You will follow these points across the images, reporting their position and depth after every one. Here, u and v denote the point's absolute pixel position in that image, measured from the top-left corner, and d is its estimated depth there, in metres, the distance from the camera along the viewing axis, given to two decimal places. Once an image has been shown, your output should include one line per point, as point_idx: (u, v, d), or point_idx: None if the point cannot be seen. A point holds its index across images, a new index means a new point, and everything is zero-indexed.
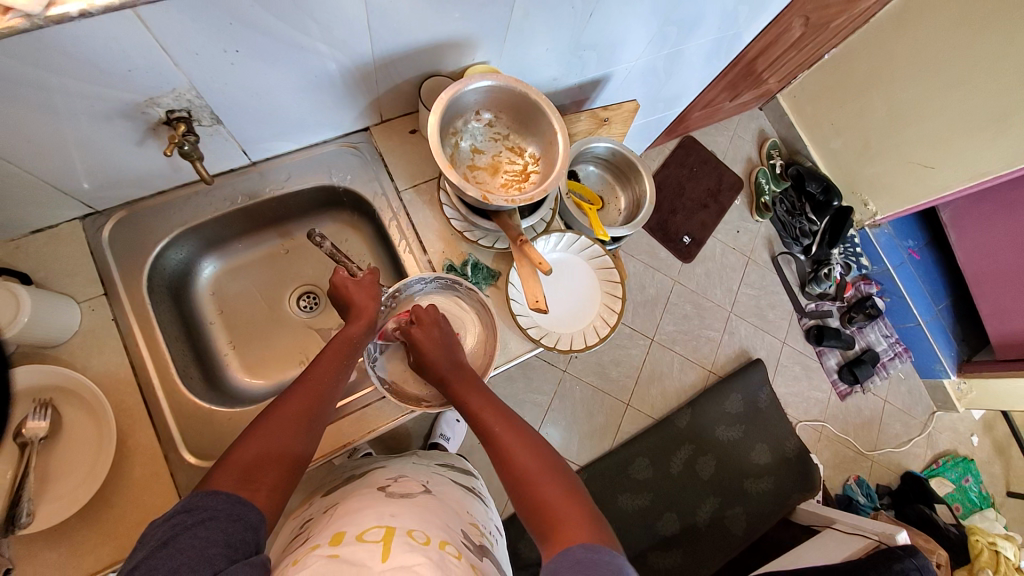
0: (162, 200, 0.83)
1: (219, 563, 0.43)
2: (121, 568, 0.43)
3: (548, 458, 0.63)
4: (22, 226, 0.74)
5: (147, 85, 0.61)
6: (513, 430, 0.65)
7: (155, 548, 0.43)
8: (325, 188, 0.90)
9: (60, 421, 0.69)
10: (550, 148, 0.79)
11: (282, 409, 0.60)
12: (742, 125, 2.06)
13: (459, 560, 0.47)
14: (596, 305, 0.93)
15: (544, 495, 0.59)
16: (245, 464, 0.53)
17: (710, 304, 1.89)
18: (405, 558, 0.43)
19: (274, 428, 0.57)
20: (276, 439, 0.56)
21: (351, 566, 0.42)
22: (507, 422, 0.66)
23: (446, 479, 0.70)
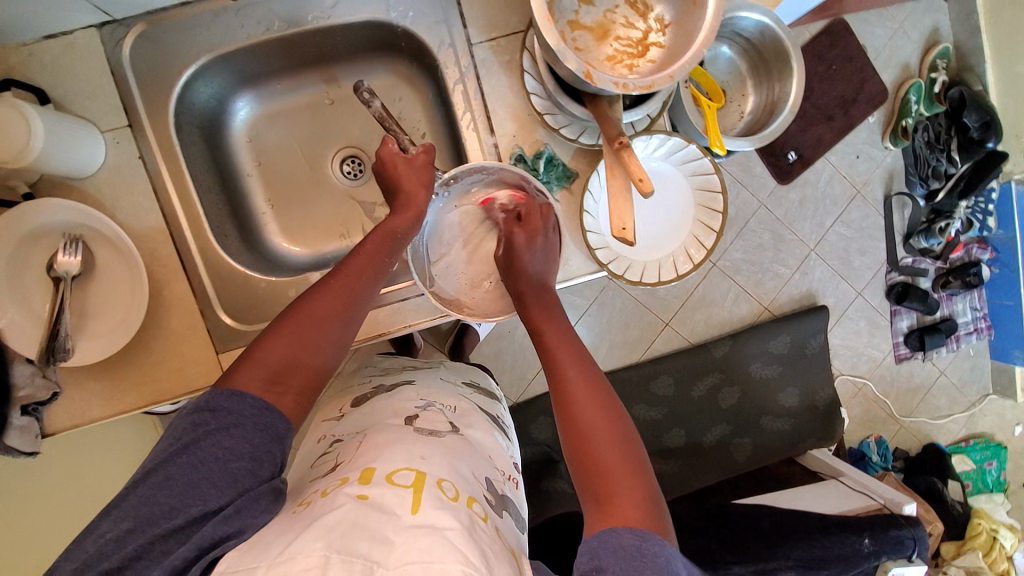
0: (185, 14, 0.67)
1: (242, 483, 0.46)
2: (150, 461, 0.46)
3: (616, 418, 0.59)
4: (30, 26, 0.62)
5: None
6: (585, 380, 0.62)
7: (178, 451, 0.45)
8: (381, 25, 0.70)
9: (92, 260, 0.65)
10: (690, 13, 0.56)
11: (308, 308, 0.55)
12: (916, 12, 1.55)
13: (485, 522, 0.46)
14: (685, 234, 0.78)
15: (600, 459, 0.57)
16: (273, 367, 0.51)
17: (791, 237, 1.65)
18: (434, 516, 0.43)
19: (303, 330, 0.54)
20: (305, 343, 0.53)
21: (381, 513, 0.42)
22: (581, 369, 0.63)
23: (474, 407, 0.65)
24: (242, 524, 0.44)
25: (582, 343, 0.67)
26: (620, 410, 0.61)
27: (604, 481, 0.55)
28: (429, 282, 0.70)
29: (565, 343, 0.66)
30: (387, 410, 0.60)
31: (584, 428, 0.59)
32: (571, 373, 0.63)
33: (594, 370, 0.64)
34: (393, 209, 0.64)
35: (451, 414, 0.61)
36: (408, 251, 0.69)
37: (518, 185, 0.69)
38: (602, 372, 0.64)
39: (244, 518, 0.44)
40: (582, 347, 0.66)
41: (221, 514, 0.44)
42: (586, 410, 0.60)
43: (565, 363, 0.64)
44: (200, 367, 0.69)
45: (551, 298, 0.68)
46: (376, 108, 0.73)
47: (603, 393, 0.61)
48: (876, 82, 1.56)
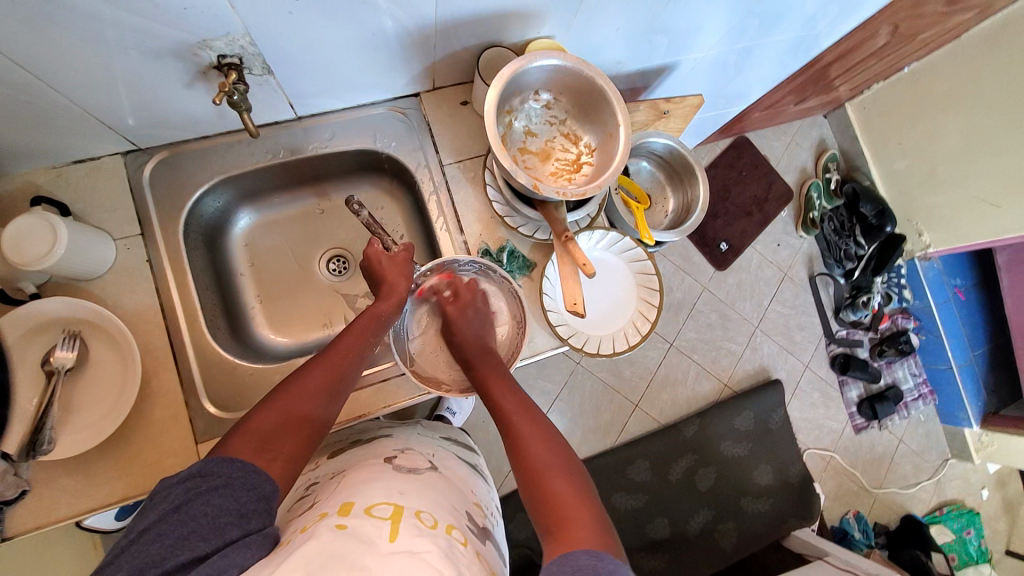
0: (204, 145, 0.80)
1: (229, 534, 0.47)
2: (138, 525, 0.47)
3: (568, 460, 0.64)
4: (66, 155, 0.73)
5: (200, 26, 0.57)
6: (536, 429, 0.67)
7: (170, 510, 0.47)
8: (369, 152, 0.86)
9: (87, 354, 0.70)
10: (609, 142, 0.74)
11: (305, 379, 0.61)
12: (801, 131, 1.94)
13: (463, 547, 0.51)
14: (631, 310, 0.90)
15: (554, 492, 0.60)
16: (263, 433, 0.55)
17: (736, 317, 1.82)
18: (412, 542, 0.47)
19: (294, 400, 0.59)
20: (296, 408, 0.58)
21: (359, 542, 0.46)
22: (531, 420, 0.68)
23: (450, 454, 0.76)
24: (224, 565, 0.45)
25: (527, 393, 0.72)
26: (570, 451, 0.66)
27: (565, 515, 0.58)
28: (413, 361, 0.79)
29: (517, 400, 0.70)
30: (367, 454, 0.68)
31: (535, 464, 0.63)
32: (524, 425, 0.67)
33: (543, 419, 0.69)
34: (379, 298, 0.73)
35: (429, 456, 0.71)
36: (390, 335, 0.77)
37: (486, 275, 0.81)
38: (546, 416, 0.70)
39: (232, 556, 0.46)
40: (531, 399, 0.72)
41: (206, 562, 0.45)
42: (541, 454, 0.64)
43: (519, 416, 0.68)
44: (180, 458, 0.71)
45: (495, 359, 0.75)
46: (364, 217, 0.83)
47: (552, 437, 0.67)
48: (781, 185, 1.88)
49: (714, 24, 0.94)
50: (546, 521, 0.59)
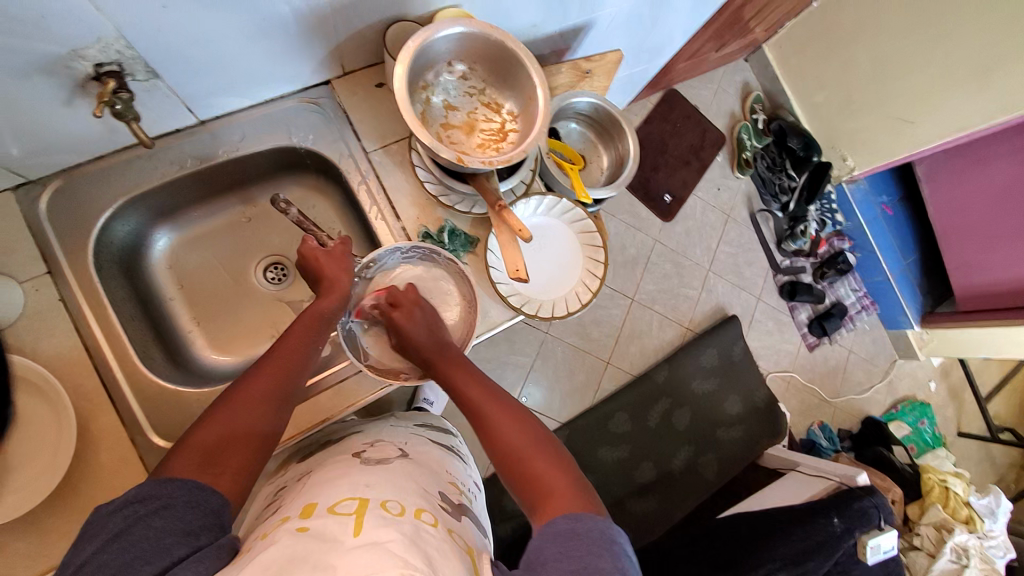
0: (102, 166, 0.74)
1: (177, 552, 0.46)
2: (74, 560, 0.44)
3: (539, 435, 0.65)
4: None
5: (66, 34, 0.52)
6: (504, 412, 0.67)
7: (110, 538, 0.45)
8: (286, 149, 0.82)
9: (14, 409, 0.64)
10: (529, 105, 0.74)
11: (248, 390, 0.59)
12: (726, 76, 1.98)
13: (433, 528, 0.52)
14: (579, 270, 0.91)
15: (531, 467, 0.62)
16: (208, 447, 0.53)
17: (689, 263, 1.89)
18: (376, 533, 0.47)
19: (239, 413, 0.57)
20: (240, 420, 0.57)
21: (323, 542, 0.46)
22: (497, 403, 0.68)
23: (424, 441, 0.76)
24: None
25: (489, 376, 0.72)
26: (540, 424, 0.67)
27: (544, 487, 0.60)
28: (368, 354, 0.77)
29: (479, 387, 0.69)
30: (335, 454, 0.68)
31: (508, 446, 0.64)
32: (491, 410, 0.67)
33: (509, 399, 0.69)
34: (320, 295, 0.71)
35: (400, 445, 0.72)
36: (337, 330, 0.75)
37: (431, 258, 0.80)
38: (512, 395, 0.70)
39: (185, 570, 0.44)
40: (494, 382, 0.71)
41: None
42: (512, 436, 0.65)
43: (484, 402, 0.68)
44: None
45: (451, 351, 0.72)
46: (292, 215, 0.80)
47: (521, 415, 0.67)
48: (713, 130, 1.94)
49: None
50: (528, 497, 0.61)
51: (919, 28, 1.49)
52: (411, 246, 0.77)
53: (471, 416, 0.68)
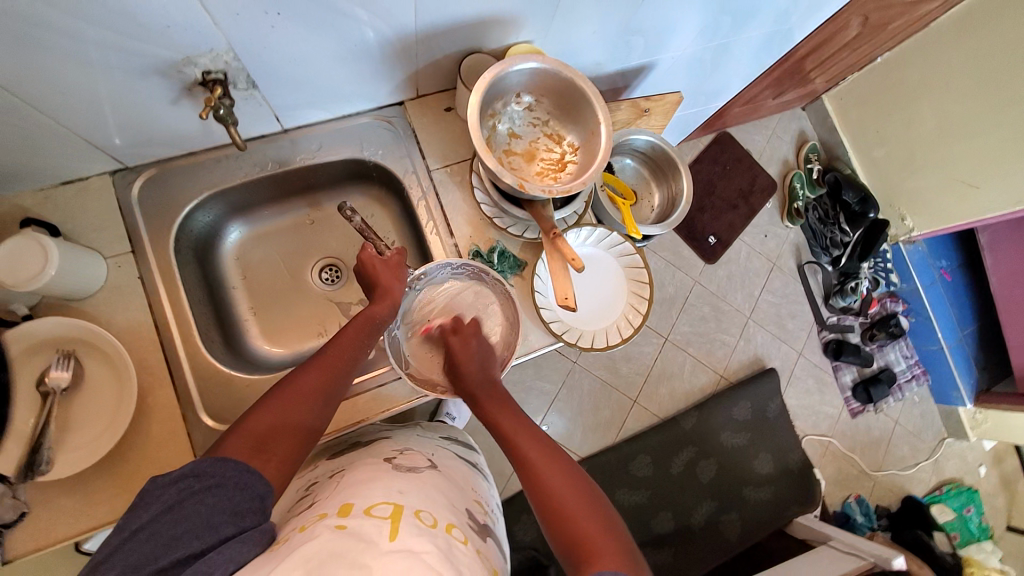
0: (191, 160, 0.81)
1: (225, 531, 0.48)
2: (130, 525, 0.47)
3: (593, 501, 0.63)
4: (53, 176, 0.73)
5: (186, 43, 0.58)
6: (559, 473, 0.65)
7: (164, 510, 0.47)
8: (356, 160, 0.87)
9: (82, 373, 0.70)
10: (591, 140, 0.76)
11: (298, 383, 0.62)
12: (781, 124, 1.98)
13: (462, 545, 0.52)
14: (623, 304, 0.90)
15: (577, 521, 0.61)
16: (258, 435, 0.56)
17: (728, 309, 1.85)
18: (411, 541, 0.48)
19: (289, 404, 0.59)
20: (290, 410, 0.59)
21: (359, 541, 0.47)
22: (553, 462, 0.67)
23: (451, 455, 0.77)
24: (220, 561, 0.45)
25: (537, 425, 0.72)
26: (593, 490, 0.65)
27: (590, 544, 0.59)
28: (408, 364, 0.79)
29: (535, 444, 0.69)
30: (367, 455, 0.70)
31: (553, 496, 0.63)
32: (544, 467, 0.66)
33: (563, 458, 0.68)
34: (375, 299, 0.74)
35: (430, 456, 0.73)
36: (385, 338, 0.78)
37: (478, 279, 0.82)
38: (559, 445, 0.70)
39: (229, 552, 0.46)
40: (542, 431, 0.72)
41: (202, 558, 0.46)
42: (565, 495, 0.63)
43: (540, 460, 0.67)
44: None
45: (500, 391, 0.75)
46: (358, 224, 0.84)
47: (575, 476, 0.66)
48: (764, 178, 1.92)
49: (690, 22, 0.97)
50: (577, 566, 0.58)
51: (987, 91, 1.43)
52: (462, 265, 0.80)
53: (517, 463, 0.68)
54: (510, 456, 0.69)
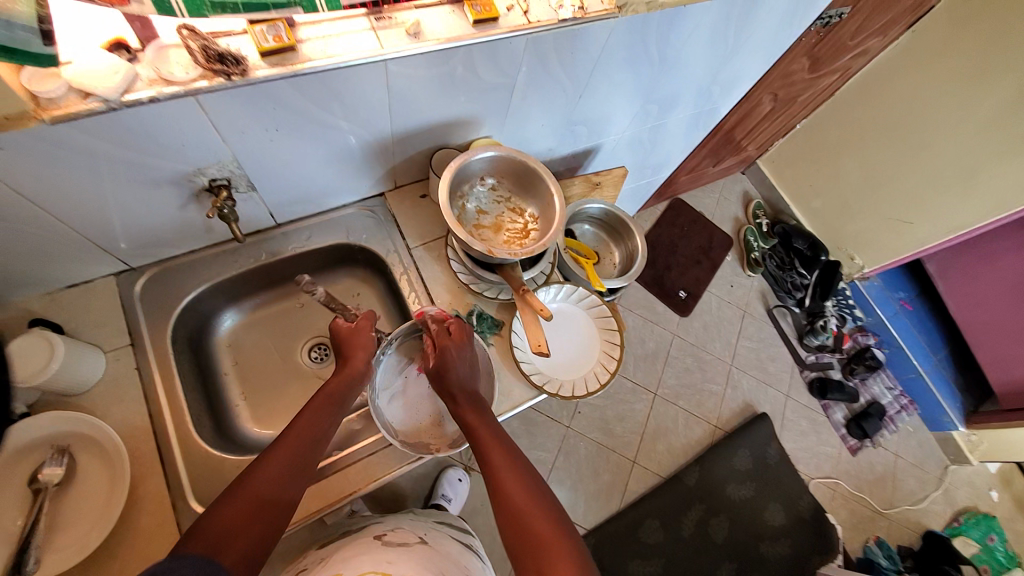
0: (192, 258, 0.88)
1: None
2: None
3: (544, 497, 0.67)
4: (60, 281, 0.78)
5: (196, 158, 0.68)
6: (511, 466, 0.69)
7: None
8: (342, 246, 0.97)
9: (73, 468, 0.72)
10: (548, 209, 0.88)
11: (264, 469, 0.64)
12: (726, 187, 2.21)
13: None
14: (596, 352, 0.96)
15: (530, 521, 0.64)
16: (223, 527, 0.57)
17: (710, 358, 1.91)
18: None
19: (254, 491, 0.61)
20: (255, 499, 0.61)
21: None
22: (507, 455, 0.70)
23: (445, 533, 0.80)
24: None
25: (500, 424, 0.74)
26: (545, 490, 0.69)
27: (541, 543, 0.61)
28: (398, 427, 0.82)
29: (494, 435, 0.72)
30: (359, 539, 0.74)
31: (510, 493, 0.66)
32: (500, 460, 0.69)
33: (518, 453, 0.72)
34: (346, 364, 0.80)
35: (422, 533, 0.76)
36: (371, 410, 0.79)
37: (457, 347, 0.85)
38: (518, 445, 0.72)
39: None
40: (502, 427, 0.74)
41: None
42: (516, 491, 0.66)
43: (496, 453, 0.70)
44: None
45: (474, 395, 0.76)
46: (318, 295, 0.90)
47: (528, 474, 0.70)
48: (720, 234, 2.10)
49: (623, 110, 1.16)
50: (519, 545, 0.62)
51: (896, 141, 1.66)
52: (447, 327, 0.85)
53: (480, 458, 0.70)
54: (475, 451, 0.71)
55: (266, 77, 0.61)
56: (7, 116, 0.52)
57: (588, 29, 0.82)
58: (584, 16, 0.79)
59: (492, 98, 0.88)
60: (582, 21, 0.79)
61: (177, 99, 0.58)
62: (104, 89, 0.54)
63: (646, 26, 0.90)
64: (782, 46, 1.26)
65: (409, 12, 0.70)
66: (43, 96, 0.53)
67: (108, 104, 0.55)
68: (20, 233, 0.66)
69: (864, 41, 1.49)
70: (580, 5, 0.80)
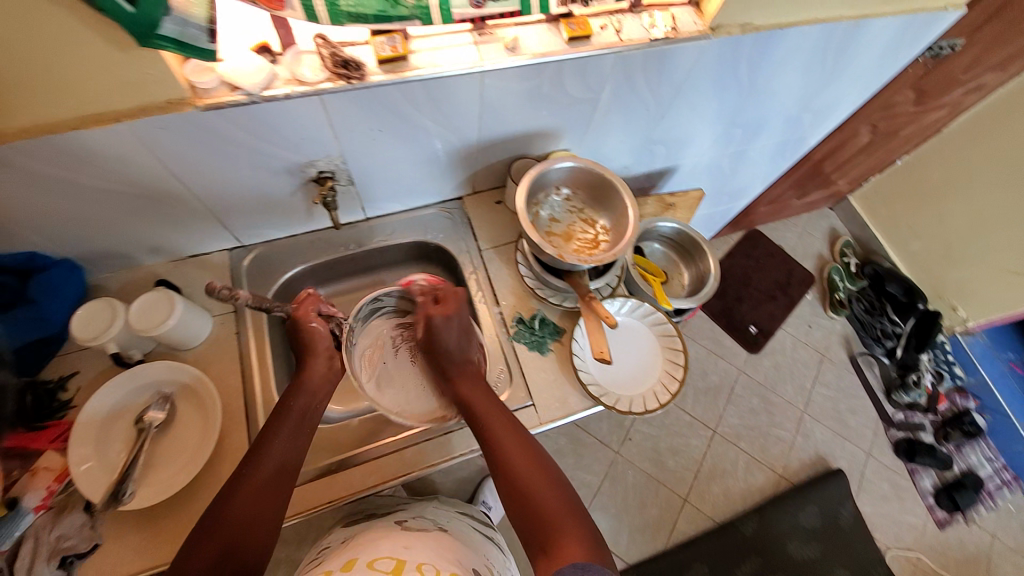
0: (290, 242, 0.98)
1: None
2: None
3: (540, 458, 0.72)
4: (185, 250, 0.90)
5: (310, 151, 0.77)
6: (516, 440, 0.73)
7: None
8: (420, 243, 1.03)
9: (172, 415, 0.81)
10: (621, 222, 0.89)
11: (250, 482, 0.67)
12: (811, 222, 2.08)
13: None
14: (658, 370, 0.94)
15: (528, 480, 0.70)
16: (220, 543, 0.61)
17: (780, 401, 1.77)
18: None
19: (246, 502, 0.65)
20: (250, 511, 0.65)
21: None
22: (511, 432, 0.74)
23: (463, 523, 0.89)
24: None
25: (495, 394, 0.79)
26: (549, 458, 0.73)
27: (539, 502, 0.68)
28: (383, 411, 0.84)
29: (498, 413, 0.76)
30: (381, 523, 0.83)
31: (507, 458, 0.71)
32: (497, 429, 0.74)
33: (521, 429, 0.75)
34: (303, 368, 0.79)
35: (438, 522, 0.85)
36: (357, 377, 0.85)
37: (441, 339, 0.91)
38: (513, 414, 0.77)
39: None
40: (498, 398, 0.78)
41: None
42: (514, 454, 0.72)
43: (498, 431, 0.74)
44: None
45: (468, 367, 0.81)
46: (244, 298, 0.76)
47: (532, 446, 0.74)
48: (800, 270, 1.97)
49: (704, 132, 1.15)
50: (517, 499, 0.69)
51: (1015, 185, 1.49)
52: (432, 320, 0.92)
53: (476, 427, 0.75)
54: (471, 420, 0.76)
55: (379, 82, 0.68)
56: (168, 101, 0.62)
57: (675, 50, 0.83)
58: (675, 36, 0.81)
59: (574, 113, 0.91)
60: (673, 41, 0.82)
61: (305, 97, 0.66)
62: (249, 84, 0.63)
63: (737, 50, 0.90)
64: (885, 76, 1.19)
65: (510, 30, 0.76)
66: (199, 86, 0.63)
67: (250, 98, 0.64)
68: (163, 203, 0.77)
69: (979, 77, 1.35)
70: (672, 25, 0.82)
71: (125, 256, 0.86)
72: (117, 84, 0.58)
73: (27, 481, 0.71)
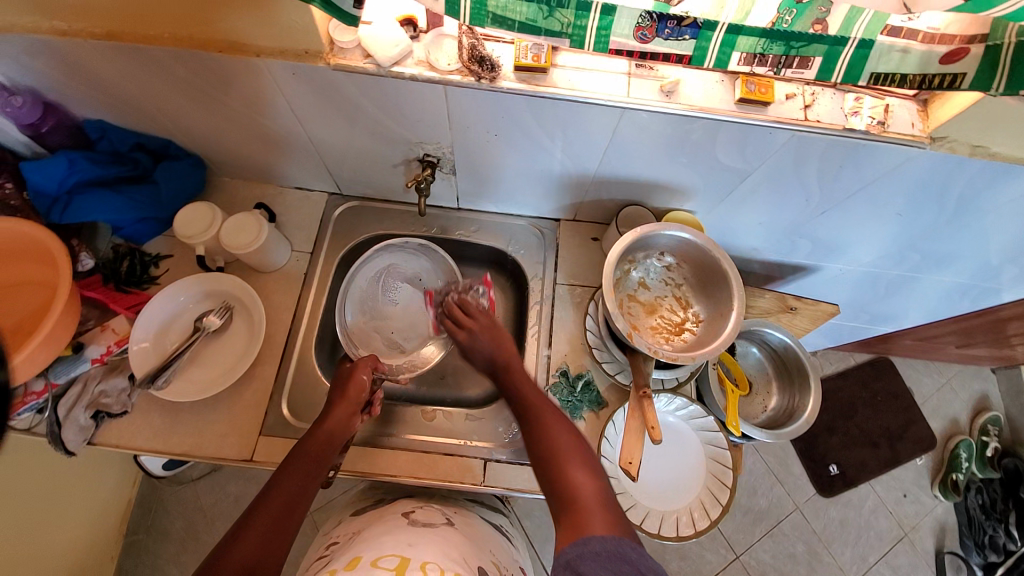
0: (383, 205, 0.98)
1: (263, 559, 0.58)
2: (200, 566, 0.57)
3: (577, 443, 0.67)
4: (292, 181, 0.94)
5: (423, 134, 0.74)
6: (570, 444, 0.66)
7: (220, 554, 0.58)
8: (500, 251, 0.97)
9: (227, 325, 0.86)
10: (718, 319, 0.76)
11: (307, 445, 0.70)
12: (960, 378, 1.68)
13: None
14: (692, 496, 0.80)
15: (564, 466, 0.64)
16: (281, 500, 0.64)
17: (829, 561, 1.47)
18: None
19: (298, 464, 0.68)
20: (300, 476, 0.67)
21: None
22: (555, 414, 0.70)
23: (472, 514, 0.80)
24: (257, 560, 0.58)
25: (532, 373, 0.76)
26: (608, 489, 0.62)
27: (570, 493, 0.61)
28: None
29: (541, 397, 0.72)
30: (387, 512, 0.75)
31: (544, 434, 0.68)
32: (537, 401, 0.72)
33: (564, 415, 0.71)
34: (330, 407, 0.75)
35: (448, 514, 0.76)
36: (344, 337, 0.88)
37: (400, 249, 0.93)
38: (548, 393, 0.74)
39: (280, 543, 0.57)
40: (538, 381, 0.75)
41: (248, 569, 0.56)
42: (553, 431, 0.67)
43: (544, 410, 0.70)
44: (242, 439, 0.80)
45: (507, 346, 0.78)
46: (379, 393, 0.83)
47: (576, 435, 0.68)
48: (922, 427, 1.61)
49: (867, 244, 0.93)
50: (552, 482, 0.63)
51: None
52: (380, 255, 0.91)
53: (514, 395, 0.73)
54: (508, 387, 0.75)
55: (509, 89, 0.62)
56: (307, 50, 0.62)
57: (872, 149, 0.66)
58: (879, 133, 0.64)
59: (716, 180, 0.78)
60: (874, 138, 0.64)
61: (431, 84, 0.63)
62: (383, 55, 0.61)
63: (953, 174, 0.70)
64: None
65: (673, 70, 0.65)
66: (338, 44, 0.62)
67: (378, 68, 0.62)
68: (282, 136, 0.80)
69: None
70: (881, 119, 0.65)
71: (241, 169, 0.92)
72: (268, 24, 0.59)
73: (95, 333, 0.80)
